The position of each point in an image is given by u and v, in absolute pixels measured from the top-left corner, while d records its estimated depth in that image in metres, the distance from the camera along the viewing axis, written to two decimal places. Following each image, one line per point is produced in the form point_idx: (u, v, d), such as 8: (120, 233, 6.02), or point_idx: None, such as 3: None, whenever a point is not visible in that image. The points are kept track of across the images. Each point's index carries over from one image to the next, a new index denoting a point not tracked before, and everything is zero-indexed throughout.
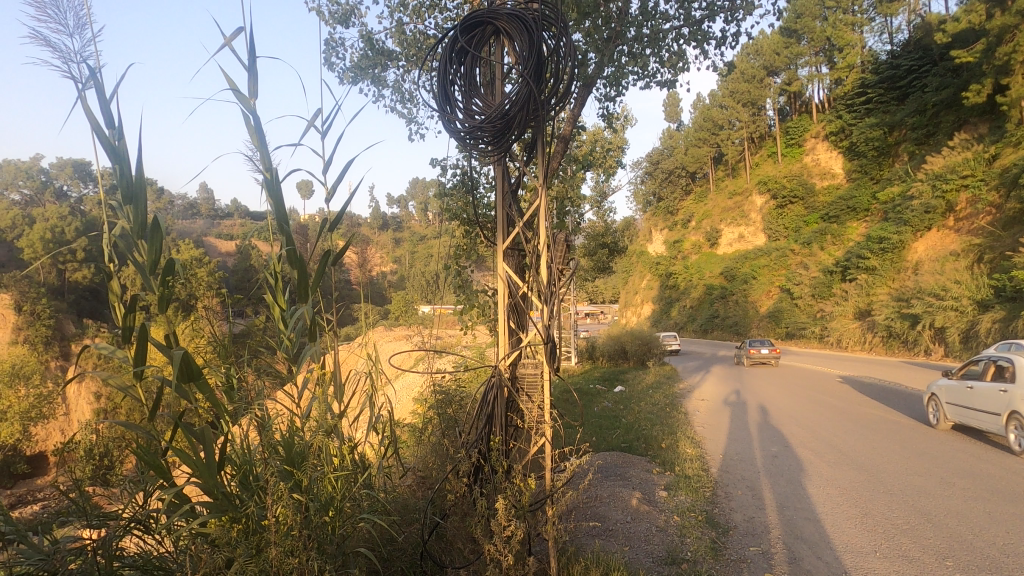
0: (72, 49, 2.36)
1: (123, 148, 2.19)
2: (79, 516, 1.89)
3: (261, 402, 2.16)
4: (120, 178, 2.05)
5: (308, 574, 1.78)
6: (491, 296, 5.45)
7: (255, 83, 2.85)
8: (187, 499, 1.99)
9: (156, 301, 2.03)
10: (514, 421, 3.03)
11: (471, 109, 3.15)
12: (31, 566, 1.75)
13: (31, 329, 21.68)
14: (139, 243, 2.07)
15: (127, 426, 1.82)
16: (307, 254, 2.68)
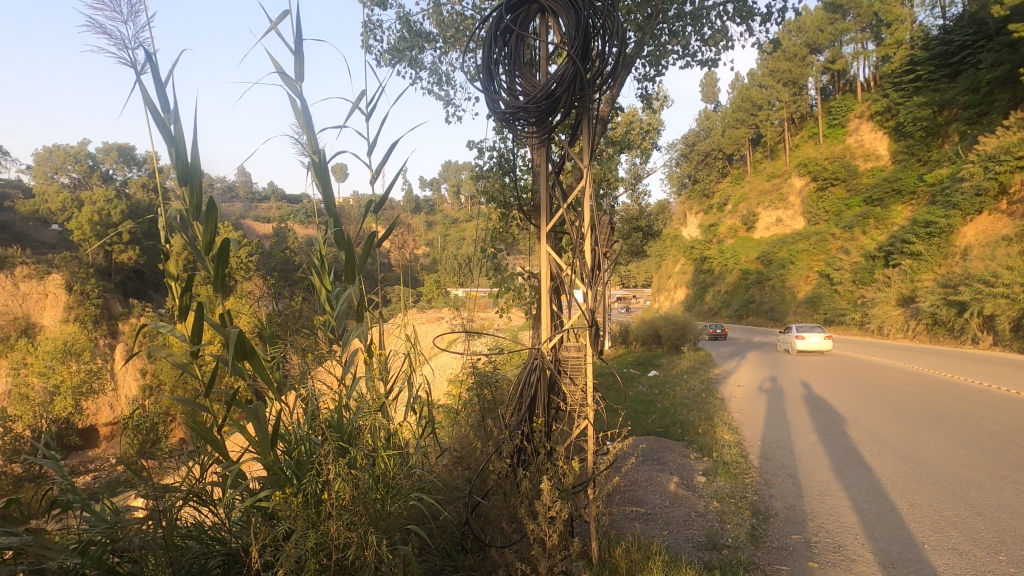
0: (128, 34, 2.42)
1: (178, 132, 2.24)
2: (140, 488, 1.98)
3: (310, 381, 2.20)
4: (175, 161, 2.10)
5: (365, 546, 1.83)
6: (527, 278, 5.44)
7: (300, 66, 2.87)
8: (241, 473, 2.05)
9: (211, 281, 2.08)
10: (555, 402, 3.01)
11: (516, 89, 3.12)
12: (98, 534, 1.85)
13: (81, 308, 22.62)
14: (195, 224, 2.12)
15: (187, 403, 1.88)
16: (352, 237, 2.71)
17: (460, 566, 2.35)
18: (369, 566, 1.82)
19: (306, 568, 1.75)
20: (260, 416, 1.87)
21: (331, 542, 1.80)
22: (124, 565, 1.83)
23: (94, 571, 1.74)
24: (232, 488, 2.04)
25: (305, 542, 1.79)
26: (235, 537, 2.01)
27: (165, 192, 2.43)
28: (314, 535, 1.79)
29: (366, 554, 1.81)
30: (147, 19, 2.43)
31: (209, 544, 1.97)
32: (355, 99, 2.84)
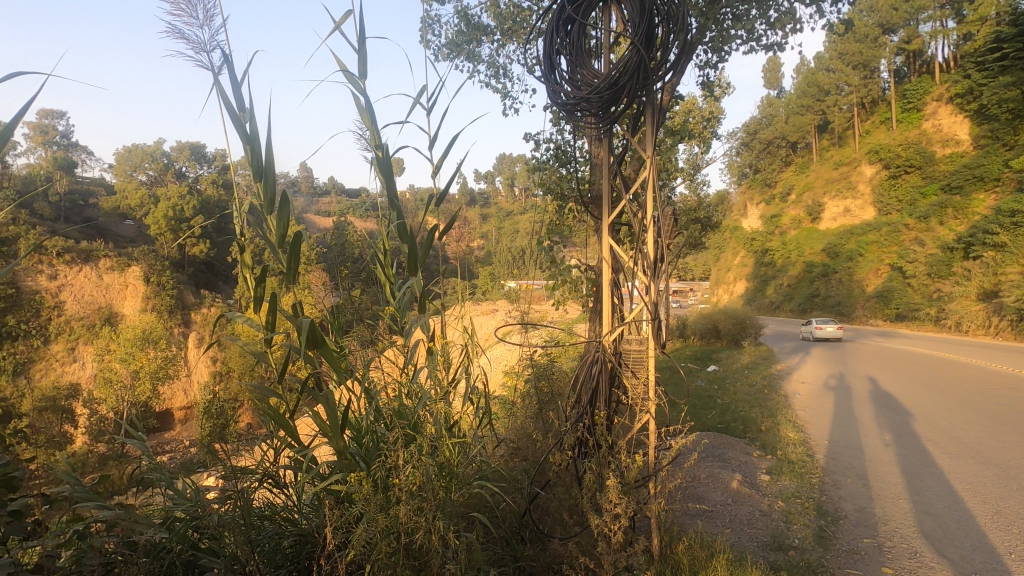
0: (205, 37, 2.52)
1: (252, 129, 2.32)
2: (218, 469, 2.09)
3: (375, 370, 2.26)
4: (250, 157, 2.18)
5: (433, 531, 1.86)
6: (584, 271, 5.41)
7: (364, 64, 2.93)
8: (311, 458, 2.13)
9: (284, 272, 2.16)
10: (616, 396, 2.99)
11: (578, 79, 3.09)
12: (181, 511, 1.97)
13: (158, 298, 23.98)
14: (269, 217, 2.20)
15: (263, 389, 1.96)
16: (414, 230, 2.75)
17: (520, 557, 2.36)
18: (437, 550, 1.84)
19: (376, 551, 1.78)
20: (331, 402, 1.94)
21: (400, 526, 1.83)
22: (204, 542, 1.95)
23: (178, 546, 1.87)
24: (303, 472, 2.12)
25: (375, 525, 1.82)
26: (305, 520, 2.09)
27: (239, 186, 2.53)
28: (384, 519, 1.81)
29: (434, 540, 1.84)
30: (223, 22, 2.53)
31: (282, 526, 2.05)
32: (418, 94, 2.88)
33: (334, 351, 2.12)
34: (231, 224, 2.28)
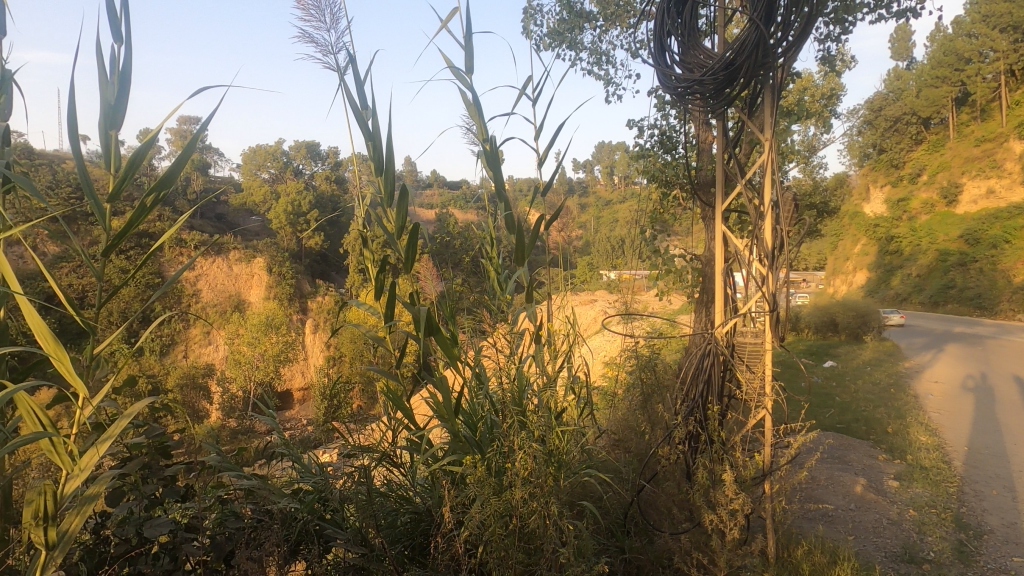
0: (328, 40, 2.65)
1: (374, 127, 2.42)
2: (341, 445, 2.24)
3: (484, 358, 2.31)
4: (372, 154, 2.30)
5: (548, 516, 1.90)
6: (690, 260, 5.23)
7: (470, 59, 2.97)
8: (426, 441, 2.22)
9: (402, 262, 2.24)
10: (728, 390, 2.88)
11: (690, 61, 2.99)
12: (308, 484, 2.13)
13: (279, 287, 25.93)
14: (389, 209, 2.32)
15: (384, 373, 2.08)
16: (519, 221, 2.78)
17: (626, 549, 2.32)
18: (550, 535, 1.88)
19: (490, 532, 1.84)
20: (445, 386, 2.04)
21: (513, 509, 1.88)
22: (330, 514, 2.10)
23: (307, 515, 2.02)
24: (417, 452, 2.23)
25: (489, 507, 1.88)
26: (420, 498, 2.19)
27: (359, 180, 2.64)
28: (497, 502, 1.86)
29: (548, 525, 1.87)
30: (346, 26, 2.63)
31: (398, 504, 2.16)
32: (525, 85, 2.90)
33: (448, 338, 2.20)
34: (355, 216, 2.43)
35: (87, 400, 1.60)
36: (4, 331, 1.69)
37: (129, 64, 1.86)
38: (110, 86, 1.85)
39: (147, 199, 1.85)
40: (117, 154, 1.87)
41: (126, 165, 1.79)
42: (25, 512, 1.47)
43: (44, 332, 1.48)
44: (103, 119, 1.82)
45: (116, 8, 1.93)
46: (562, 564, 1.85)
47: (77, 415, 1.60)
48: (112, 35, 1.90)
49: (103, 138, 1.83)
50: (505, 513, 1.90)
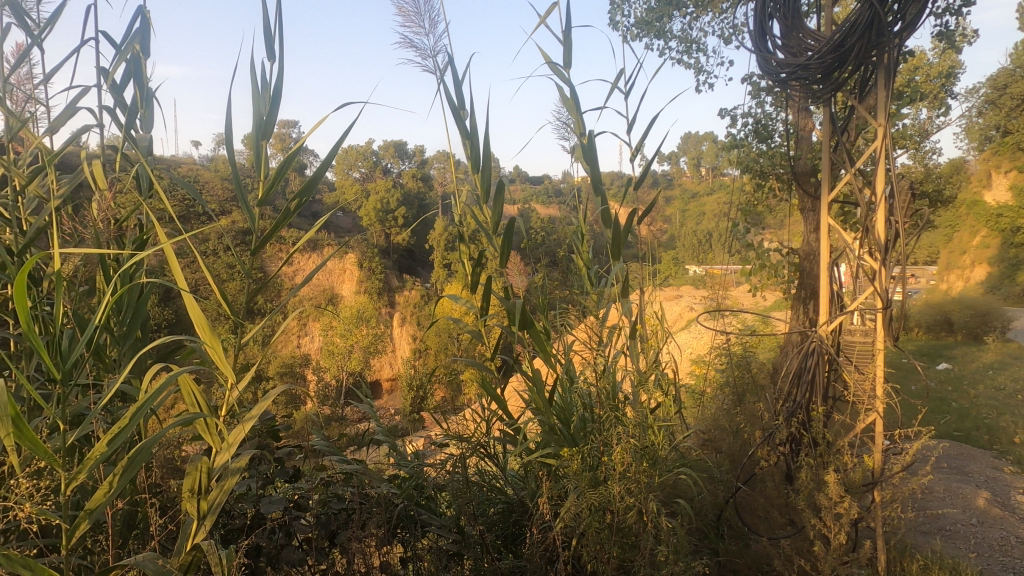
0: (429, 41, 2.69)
1: (472, 125, 2.45)
2: (437, 434, 2.31)
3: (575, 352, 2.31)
4: (472, 152, 2.34)
5: (646, 512, 1.89)
6: (788, 253, 4.98)
7: (569, 53, 2.75)
8: (518, 432, 2.26)
9: (499, 258, 2.27)
10: (836, 392, 2.72)
11: (794, 44, 2.84)
12: (406, 472, 2.22)
13: (369, 281, 27.04)
14: (486, 206, 2.35)
15: (480, 364, 2.14)
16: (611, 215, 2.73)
17: (720, 551, 2.27)
18: (648, 532, 1.86)
19: (585, 525, 1.87)
20: (540, 379, 2.06)
21: (610, 504, 1.88)
22: (426, 501, 2.18)
23: (404, 500, 2.11)
24: (512, 444, 2.28)
25: (585, 500, 1.89)
26: (513, 489, 2.23)
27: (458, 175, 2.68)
28: (594, 495, 1.88)
29: (644, 521, 1.87)
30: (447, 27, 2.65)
31: (491, 493, 2.22)
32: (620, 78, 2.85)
33: (542, 332, 2.22)
34: (452, 211, 2.48)
35: (235, 386, 1.64)
36: (149, 321, 1.87)
37: (281, 81, 2.02)
38: (263, 101, 2.02)
39: (292, 203, 2.07)
40: (266, 162, 2.05)
41: (276, 172, 1.97)
42: (182, 484, 1.53)
43: (203, 321, 1.50)
44: (256, 132, 2.00)
45: (270, 23, 2.08)
46: (660, 561, 1.83)
47: (226, 398, 1.64)
48: (267, 52, 2.06)
49: (256, 148, 2.02)
50: (601, 509, 1.91)
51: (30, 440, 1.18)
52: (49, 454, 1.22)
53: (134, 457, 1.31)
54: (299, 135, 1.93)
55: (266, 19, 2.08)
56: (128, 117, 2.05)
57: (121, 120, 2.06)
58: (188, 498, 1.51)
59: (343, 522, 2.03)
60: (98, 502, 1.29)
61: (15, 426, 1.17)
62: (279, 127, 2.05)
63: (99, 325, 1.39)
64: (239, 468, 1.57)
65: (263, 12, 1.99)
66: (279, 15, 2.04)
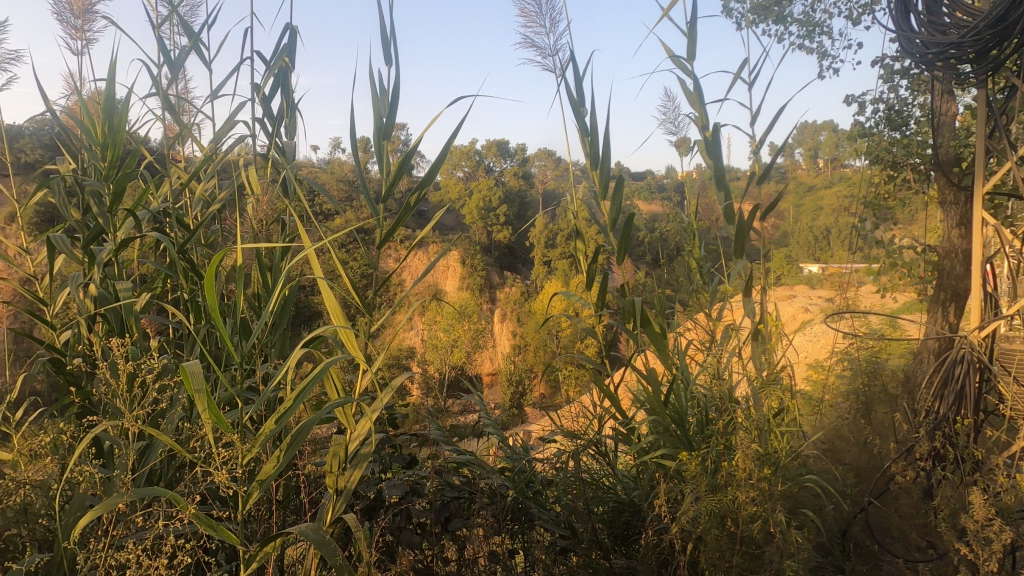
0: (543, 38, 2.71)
1: (585, 120, 2.44)
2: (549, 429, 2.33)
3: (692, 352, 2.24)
4: (586, 147, 2.34)
5: (771, 522, 1.81)
6: (925, 251, 4.53)
7: (693, 46, 2.54)
8: (631, 432, 2.22)
9: (616, 254, 2.25)
10: (988, 405, 2.45)
11: (942, 23, 2.59)
12: (517, 465, 2.26)
13: (471, 278, 27.71)
14: (603, 201, 2.33)
15: (594, 361, 2.13)
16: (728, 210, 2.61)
17: (847, 570, 2.12)
18: (774, 543, 1.77)
19: (704, 530, 1.82)
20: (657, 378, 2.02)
21: (733, 511, 1.81)
22: (537, 495, 2.21)
23: (516, 492, 2.15)
24: (627, 443, 2.24)
25: (703, 505, 1.84)
26: (624, 489, 2.21)
27: (574, 170, 2.67)
28: (713, 500, 1.82)
29: (768, 531, 1.79)
30: (561, 24, 2.66)
31: (601, 492, 2.21)
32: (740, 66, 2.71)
33: (659, 330, 2.17)
34: (570, 208, 2.50)
35: (367, 373, 1.75)
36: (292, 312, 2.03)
37: (399, 85, 2.13)
38: (383, 105, 2.14)
39: (413, 199, 2.15)
40: (388, 160, 2.15)
41: (397, 170, 2.06)
42: (326, 462, 1.65)
43: (339, 311, 1.60)
44: (377, 134, 2.12)
45: (387, 31, 2.19)
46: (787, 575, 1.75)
47: (359, 384, 1.74)
48: (384, 58, 2.17)
49: (378, 148, 2.14)
50: (720, 515, 1.84)
51: (215, 415, 1.33)
52: (232, 429, 1.36)
53: (297, 433, 1.42)
54: (417, 134, 2.02)
55: (383, 28, 2.19)
56: (274, 127, 2.24)
57: (269, 129, 2.25)
58: (331, 474, 1.63)
59: (458, 510, 2.12)
60: (268, 473, 1.42)
61: (206, 401, 1.32)
62: (399, 128, 2.15)
63: (269, 316, 1.55)
64: (371, 449, 1.66)
65: (379, 21, 2.11)
66: (395, 24, 2.15)
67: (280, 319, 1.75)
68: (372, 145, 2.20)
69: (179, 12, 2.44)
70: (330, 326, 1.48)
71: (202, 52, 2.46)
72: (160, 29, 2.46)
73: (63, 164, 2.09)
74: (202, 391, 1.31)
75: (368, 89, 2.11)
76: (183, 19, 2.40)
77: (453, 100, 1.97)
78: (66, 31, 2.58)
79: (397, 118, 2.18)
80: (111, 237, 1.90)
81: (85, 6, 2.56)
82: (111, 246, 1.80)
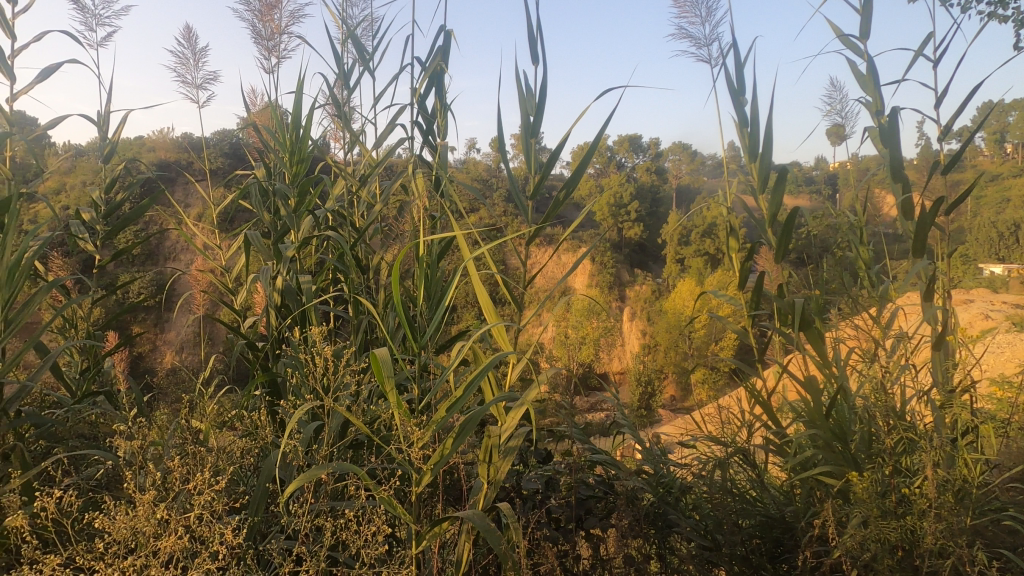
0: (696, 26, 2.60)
1: (740, 110, 2.30)
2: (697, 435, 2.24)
3: (860, 361, 2.04)
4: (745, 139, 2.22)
5: (956, 558, 1.61)
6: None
7: (868, 23, 2.30)
8: (785, 443, 2.08)
9: (774, 253, 2.10)
10: None
11: None
12: (656, 469, 2.20)
13: (600, 275, 27.46)
14: (761, 196, 2.19)
15: (748, 366, 2.01)
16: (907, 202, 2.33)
17: None
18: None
19: (873, 558, 1.66)
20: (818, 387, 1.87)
21: (907, 539, 1.64)
22: (678, 501, 2.15)
23: (656, 498, 2.10)
24: (779, 455, 2.08)
25: (873, 530, 1.68)
26: (773, 503, 2.07)
27: (729, 163, 2.54)
28: (882, 525, 1.66)
29: (953, 568, 1.59)
30: (716, 11, 2.54)
31: (748, 504, 2.09)
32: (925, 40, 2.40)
33: (821, 336, 2.00)
34: (722, 204, 2.39)
35: (517, 367, 1.79)
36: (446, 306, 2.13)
37: (546, 84, 2.15)
38: (530, 104, 2.18)
39: (562, 195, 2.17)
40: (536, 159, 2.18)
41: (543, 168, 2.08)
42: (480, 452, 1.71)
43: (490, 305, 1.65)
44: (525, 133, 2.16)
45: (534, 31, 2.22)
46: None
47: (510, 378, 1.79)
48: (531, 58, 2.20)
49: (526, 147, 2.18)
50: (893, 543, 1.67)
51: (397, 400, 1.43)
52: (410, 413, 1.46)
53: (465, 423, 1.49)
54: (565, 132, 2.03)
55: (530, 28, 2.23)
56: (429, 129, 2.36)
57: (424, 131, 2.38)
58: (483, 464, 1.69)
59: (595, 509, 2.11)
60: (441, 457, 1.51)
61: (390, 386, 1.43)
62: (546, 126, 2.18)
63: (439, 309, 1.64)
64: (519, 443, 1.72)
65: (527, 22, 2.14)
66: (541, 23, 2.18)
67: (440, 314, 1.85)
68: (520, 143, 2.25)
69: (351, 27, 2.65)
70: (495, 322, 1.53)
71: (369, 63, 2.66)
72: (333, 45, 2.70)
73: (254, 170, 2.36)
74: (389, 376, 1.42)
75: (515, 91, 2.15)
76: (354, 34, 2.60)
77: (599, 95, 1.96)
78: (259, 51, 2.91)
79: (544, 116, 2.20)
80: (294, 235, 2.12)
81: (275, 27, 2.87)
82: (293, 244, 2.00)
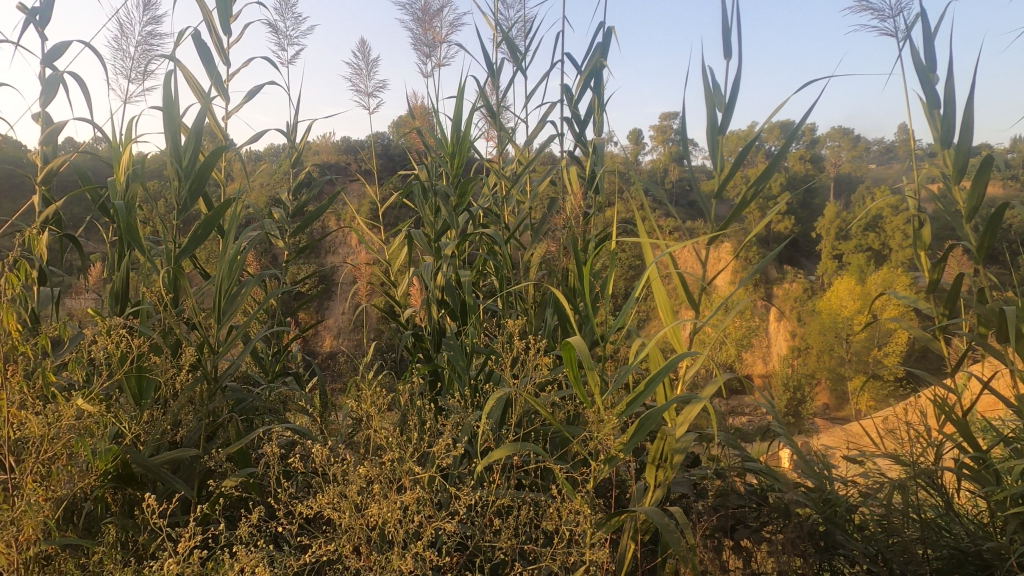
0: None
1: (935, 90, 2.03)
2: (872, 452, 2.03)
3: None
4: (942, 124, 1.96)
5: None
6: None
7: None
8: (983, 469, 1.81)
9: (974, 253, 1.82)
10: None
11: None
12: (821, 485, 2.03)
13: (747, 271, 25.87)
14: (959, 186, 1.91)
15: (938, 380, 1.77)
16: None
17: None
18: None
19: None
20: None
21: None
22: (846, 521, 1.96)
23: (820, 516, 1.94)
24: (977, 482, 1.79)
25: None
26: (963, 534, 1.83)
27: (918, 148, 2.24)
28: None
29: None
30: None
31: (930, 533, 1.86)
32: None
33: None
34: (907, 195, 2.12)
35: (690, 369, 1.75)
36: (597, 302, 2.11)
37: (738, 80, 2.03)
38: (719, 101, 2.08)
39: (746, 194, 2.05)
40: (722, 158, 2.09)
41: (732, 167, 1.97)
42: (648, 450, 1.69)
43: (668, 305, 1.65)
44: (714, 131, 2.07)
45: (728, 20, 2.10)
46: None
47: (683, 378, 1.76)
48: (723, 50, 2.09)
49: (714, 144, 2.09)
50: None
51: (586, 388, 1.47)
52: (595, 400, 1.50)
53: (643, 420, 1.52)
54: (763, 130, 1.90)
55: (723, 17, 2.11)
56: (582, 128, 2.37)
57: (578, 129, 2.39)
58: (649, 465, 1.67)
59: (749, 521, 2.00)
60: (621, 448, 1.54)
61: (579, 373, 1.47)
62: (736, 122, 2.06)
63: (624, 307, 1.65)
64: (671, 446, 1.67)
65: (723, 14, 2.04)
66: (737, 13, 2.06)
67: (593, 312, 1.84)
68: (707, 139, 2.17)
69: (507, 28, 2.71)
70: (676, 323, 1.54)
71: (522, 64, 2.71)
72: (490, 48, 2.78)
73: (416, 171, 2.50)
74: (581, 361, 1.44)
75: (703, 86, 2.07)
76: (509, 36, 2.66)
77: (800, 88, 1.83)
78: (420, 58, 3.08)
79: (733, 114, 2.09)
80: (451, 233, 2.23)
81: (435, 35, 3.02)
82: (451, 241, 2.09)
